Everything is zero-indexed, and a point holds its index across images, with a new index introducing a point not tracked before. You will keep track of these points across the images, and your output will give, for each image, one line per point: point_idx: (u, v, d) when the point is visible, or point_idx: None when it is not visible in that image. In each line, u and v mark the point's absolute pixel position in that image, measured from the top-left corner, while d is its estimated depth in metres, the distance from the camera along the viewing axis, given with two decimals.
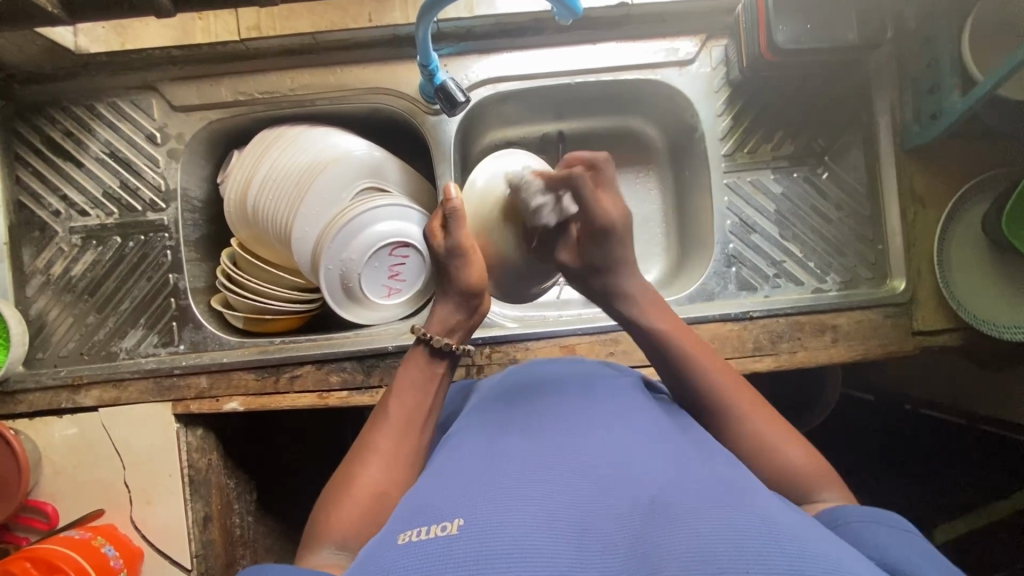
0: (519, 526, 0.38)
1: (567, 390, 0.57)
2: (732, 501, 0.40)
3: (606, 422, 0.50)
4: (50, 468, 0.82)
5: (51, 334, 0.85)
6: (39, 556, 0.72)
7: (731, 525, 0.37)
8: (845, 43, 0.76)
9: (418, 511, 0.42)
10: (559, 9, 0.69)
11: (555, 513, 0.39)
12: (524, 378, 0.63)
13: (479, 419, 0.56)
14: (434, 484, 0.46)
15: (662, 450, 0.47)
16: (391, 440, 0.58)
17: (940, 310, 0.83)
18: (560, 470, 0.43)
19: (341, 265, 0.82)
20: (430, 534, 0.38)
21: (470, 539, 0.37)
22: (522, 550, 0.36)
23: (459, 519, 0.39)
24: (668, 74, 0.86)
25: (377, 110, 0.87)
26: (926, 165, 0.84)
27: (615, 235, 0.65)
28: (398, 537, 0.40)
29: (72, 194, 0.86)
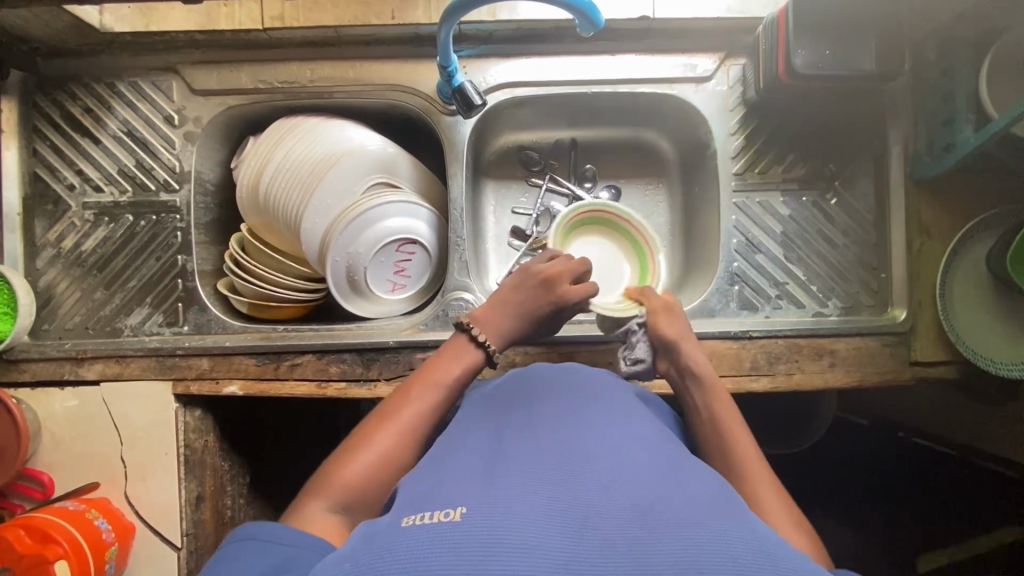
0: (520, 516, 0.39)
1: (575, 393, 0.58)
2: (726, 514, 0.41)
3: (609, 426, 0.52)
4: (50, 438, 0.83)
5: (59, 306, 0.86)
6: (33, 524, 0.73)
7: (725, 534, 0.38)
8: (865, 72, 0.76)
9: (425, 498, 0.44)
10: (581, 20, 0.69)
11: (555, 506, 0.41)
12: (532, 376, 0.64)
13: (486, 414, 0.58)
14: (440, 474, 0.48)
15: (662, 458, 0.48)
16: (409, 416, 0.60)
17: (938, 342, 0.84)
18: (562, 467, 0.45)
19: (348, 257, 0.83)
20: (434, 519, 0.40)
21: (471, 523, 0.39)
22: (523, 536, 0.38)
23: (462, 507, 0.40)
24: (685, 90, 0.86)
25: (394, 106, 0.88)
26: (935, 198, 0.84)
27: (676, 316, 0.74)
28: (402, 521, 0.41)
29: (88, 169, 0.86)
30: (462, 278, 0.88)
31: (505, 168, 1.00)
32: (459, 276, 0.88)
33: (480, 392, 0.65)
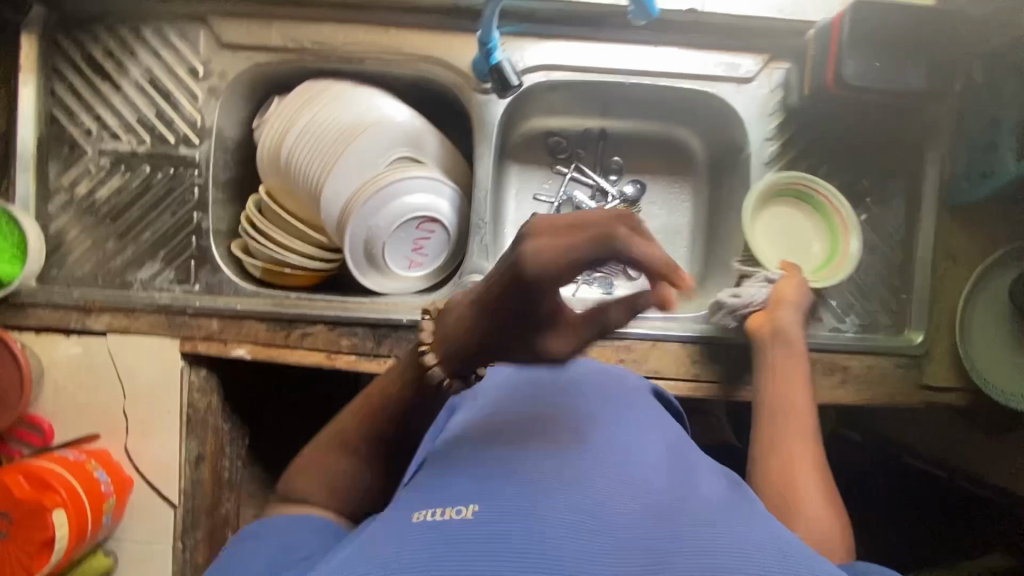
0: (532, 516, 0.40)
1: (585, 386, 0.59)
2: (728, 525, 0.42)
3: (618, 424, 0.52)
4: (52, 385, 0.82)
5: (68, 253, 0.84)
6: (32, 472, 0.72)
7: (736, 548, 0.40)
8: (913, 89, 0.74)
9: (436, 490, 0.45)
10: (636, 8, 0.68)
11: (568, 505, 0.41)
12: None
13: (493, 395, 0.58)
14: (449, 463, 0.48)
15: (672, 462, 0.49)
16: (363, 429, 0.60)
17: (951, 366, 0.84)
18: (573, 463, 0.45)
19: (368, 230, 0.82)
20: (446, 516, 0.41)
21: (484, 524, 0.39)
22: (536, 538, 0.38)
23: (474, 506, 0.41)
24: (725, 89, 0.84)
25: (425, 78, 0.85)
26: (963, 224, 0.84)
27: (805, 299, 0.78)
28: (413, 515, 0.42)
29: (106, 115, 0.84)
30: (480, 261, 0.86)
31: (531, 152, 0.98)
32: (478, 259, 0.87)
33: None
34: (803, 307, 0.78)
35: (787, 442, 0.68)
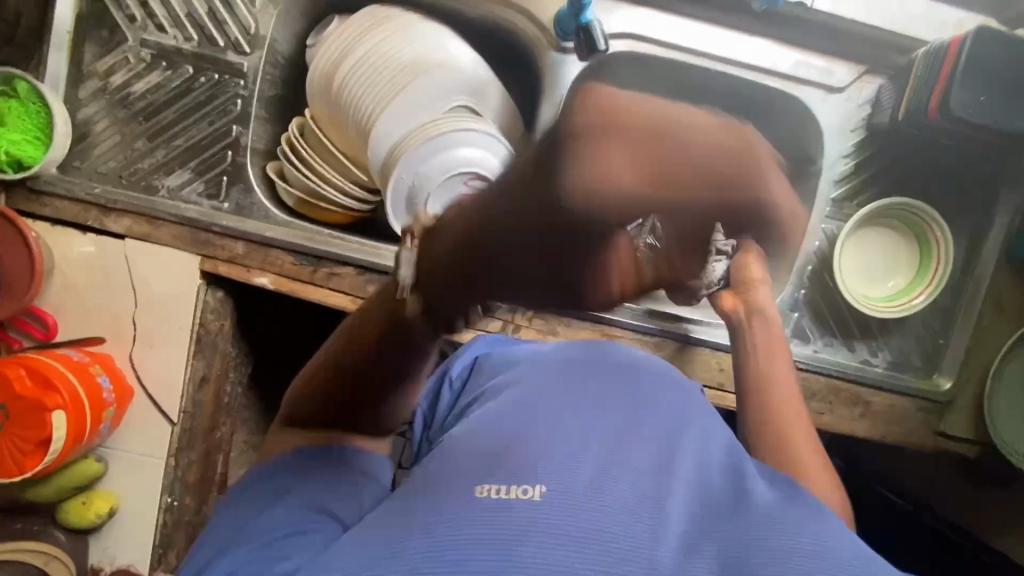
0: (600, 501, 0.42)
1: (639, 381, 0.59)
2: (789, 521, 0.43)
3: (668, 425, 0.54)
4: (62, 280, 0.78)
5: (94, 146, 0.79)
6: (33, 367, 0.69)
7: (824, 547, 0.41)
8: (1012, 131, 0.70)
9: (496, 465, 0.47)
10: None
11: (635, 500, 0.43)
12: (590, 351, 0.64)
13: (544, 380, 0.59)
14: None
15: (722, 467, 0.51)
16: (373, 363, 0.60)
17: (971, 420, 0.84)
18: (633, 461, 0.47)
19: (414, 178, 0.77)
20: (513, 496, 0.43)
21: (555, 509, 0.42)
22: (603, 527, 0.41)
23: (542, 487, 0.43)
24: (812, 94, 0.79)
25: (501, 26, 0.80)
26: (1019, 280, 0.82)
27: (756, 286, 0.76)
28: (476, 490, 0.44)
29: (154, 3, 0.78)
30: None
31: None
32: None
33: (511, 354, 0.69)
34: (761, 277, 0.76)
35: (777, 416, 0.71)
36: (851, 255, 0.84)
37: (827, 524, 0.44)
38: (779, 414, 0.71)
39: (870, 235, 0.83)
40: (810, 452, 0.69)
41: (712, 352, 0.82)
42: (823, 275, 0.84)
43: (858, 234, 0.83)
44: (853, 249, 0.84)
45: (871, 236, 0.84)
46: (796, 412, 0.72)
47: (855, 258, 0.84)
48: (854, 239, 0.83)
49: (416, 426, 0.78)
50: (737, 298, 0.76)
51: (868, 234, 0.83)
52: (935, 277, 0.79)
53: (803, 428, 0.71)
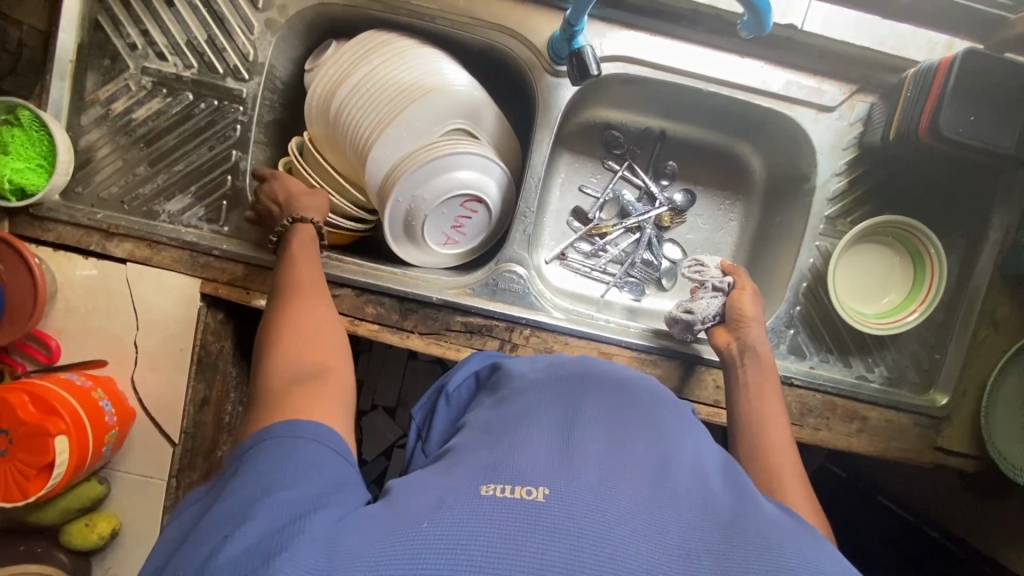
0: (605, 504, 0.40)
1: (639, 395, 0.58)
2: (792, 540, 0.43)
3: (670, 434, 0.52)
4: (64, 305, 0.79)
5: (96, 172, 0.80)
6: (36, 393, 0.70)
7: (814, 565, 0.40)
8: (1002, 151, 0.70)
9: (497, 464, 0.44)
10: (749, 18, 0.59)
11: (638, 505, 0.41)
12: (587, 366, 0.63)
13: (540, 390, 0.58)
14: (504, 441, 0.48)
15: (724, 478, 0.50)
16: (306, 305, 0.63)
17: (969, 434, 0.84)
18: (634, 465, 0.45)
19: (411, 200, 0.78)
20: (516, 495, 0.41)
21: (558, 508, 0.39)
22: (608, 529, 0.39)
23: (545, 488, 0.41)
24: (804, 114, 0.80)
25: (495, 49, 0.81)
26: (1013, 294, 0.83)
27: (748, 323, 0.76)
28: (478, 487, 0.42)
29: (154, 32, 0.79)
30: (519, 250, 0.84)
31: (585, 142, 0.94)
32: (517, 248, 0.84)
33: (505, 369, 0.67)
34: (758, 300, 0.78)
35: (765, 433, 0.65)
36: (843, 275, 0.84)
37: (822, 544, 0.45)
38: (772, 454, 0.63)
39: (860, 254, 0.84)
40: (801, 488, 0.59)
41: (707, 368, 0.83)
42: (815, 295, 0.84)
43: (850, 251, 0.84)
44: (845, 270, 0.84)
45: (863, 255, 0.84)
46: (786, 452, 0.63)
47: (847, 278, 0.84)
48: (847, 259, 0.84)
49: (408, 441, 0.71)
50: (730, 334, 0.77)
51: (859, 253, 0.84)
52: (927, 294, 0.80)
53: (792, 467, 0.61)
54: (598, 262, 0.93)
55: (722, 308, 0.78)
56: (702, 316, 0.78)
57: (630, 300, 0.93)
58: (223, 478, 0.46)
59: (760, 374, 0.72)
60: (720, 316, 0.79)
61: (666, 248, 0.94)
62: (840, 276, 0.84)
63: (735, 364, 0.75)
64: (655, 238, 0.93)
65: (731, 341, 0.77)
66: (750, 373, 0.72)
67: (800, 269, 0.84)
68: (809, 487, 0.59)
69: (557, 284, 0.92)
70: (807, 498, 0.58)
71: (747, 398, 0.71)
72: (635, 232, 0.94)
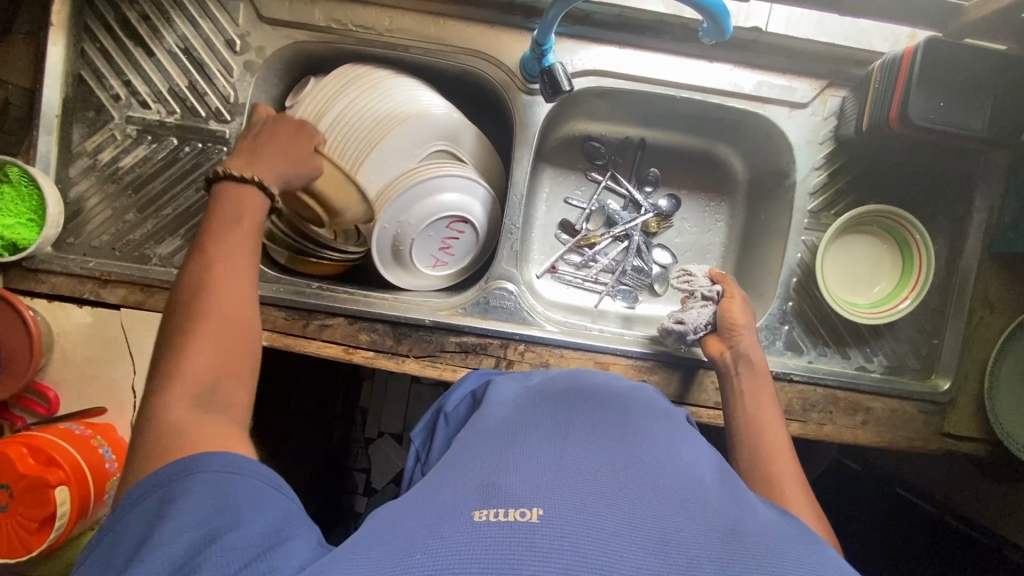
0: (602, 521, 0.40)
1: (631, 407, 0.58)
2: (793, 546, 0.42)
3: (665, 442, 0.52)
4: (61, 355, 0.80)
5: (86, 221, 0.81)
6: (36, 445, 0.70)
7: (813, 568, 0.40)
8: (975, 134, 0.71)
9: (490, 488, 0.44)
10: (708, 24, 0.60)
11: (634, 519, 0.41)
12: (581, 383, 0.63)
13: (533, 410, 0.57)
14: (497, 465, 0.47)
15: (722, 484, 0.49)
16: (212, 300, 0.54)
17: (975, 418, 0.83)
18: (627, 480, 0.44)
19: (397, 226, 0.79)
20: (509, 518, 0.40)
21: (552, 529, 0.39)
22: (603, 543, 0.38)
23: (538, 508, 0.41)
24: (777, 113, 0.82)
25: (470, 73, 0.83)
26: (1003, 274, 0.83)
27: (742, 331, 0.76)
28: (472, 513, 0.41)
29: (136, 82, 0.81)
30: (508, 267, 0.84)
31: (567, 156, 0.95)
32: (506, 265, 0.85)
33: (498, 387, 0.67)
34: (749, 307, 0.79)
35: (764, 440, 0.65)
36: (833, 270, 0.85)
37: (824, 547, 0.44)
38: (772, 461, 0.62)
39: (848, 246, 0.85)
40: (801, 497, 0.58)
41: (706, 370, 0.83)
42: (807, 289, 0.84)
43: (837, 244, 0.84)
44: (834, 263, 0.85)
45: (851, 247, 0.85)
46: (784, 458, 0.63)
47: (837, 270, 0.85)
48: (834, 252, 0.85)
49: (408, 464, 0.71)
50: (723, 343, 0.77)
51: (847, 245, 0.85)
52: (917, 281, 0.80)
53: (791, 473, 0.61)
54: (589, 272, 0.93)
55: (714, 317, 0.78)
56: (695, 325, 0.78)
57: (624, 308, 0.93)
58: (139, 511, 0.42)
59: (755, 383, 0.71)
60: (713, 327, 0.78)
61: (656, 254, 0.95)
62: (829, 269, 0.84)
63: (729, 373, 0.74)
64: (643, 244, 0.94)
65: (724, 350, 0.76)
66: (745, 381, 0.72)
67: (789, 265, 0.84)
68: (809, 494, 0.59)
69: (549, 298, 0.92)
70: (808, 507, 0.58)
71: (744, 408, 0.70)
72: (623, 240, 0.94)
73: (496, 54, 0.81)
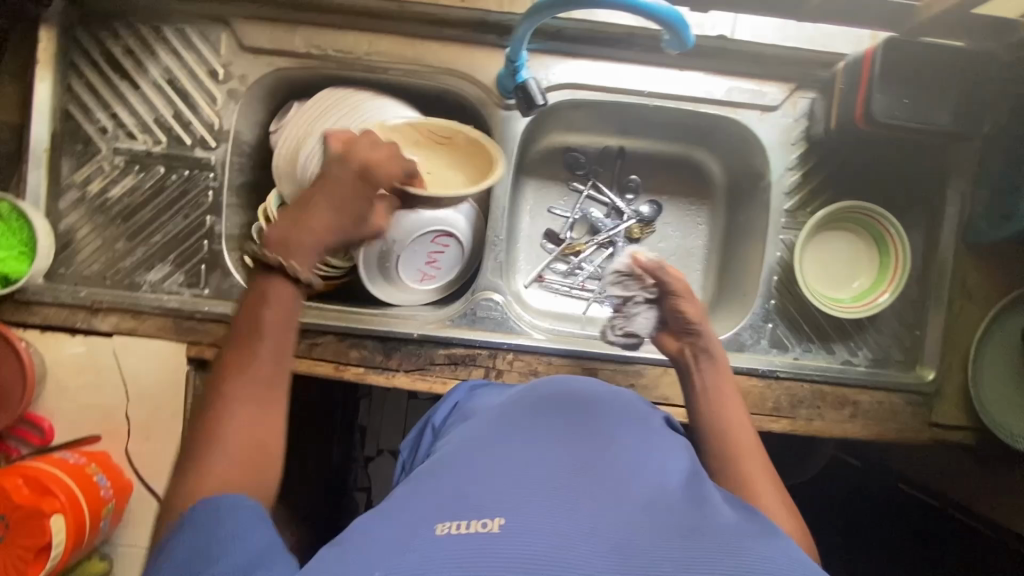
0: (561, 530, 0.41)
1: (603, 410, 0.59)
2: (753, 540, 0.44)
3: (631, 446, 0.53)
4: (55, 385, 0.81)
5: (77, 252, 0.82)
6: (31, 475, 0.70)
7: (771, 560, 0.41)
8: (939, 128, 0.73)
9: (454, 500, 0.44)
10: (670, 36, 0.63)
11: (594, 525, 0.42)
12: (555, 388, 0.63)
13: (503, 417, 0.58)
14: (464, 475, 0.48)
15: (689, 484, 0.50)
16: (246, 386, 0.57)
17: (961, 407, 0.84)
18: (589, 485, 0.45)
19: (383, 243, 0.81)
20: (472, 529, 0.41)
21: (512, 539, 0.40)
22: (560, 551, 0.39)
23: (500, 518, 0.41)
24: (749, 117, 0.84)
25: (448, 91, 0.85)
26: (980, 264, 0.84)
27: (698, 330, 0.73)
28: (435, 526, 0.42)
29: (122, 114, 0.83)
30: (493, 278, 0.86)
31: (548, 167, 0.97)
32: (491, 276, 0.86)
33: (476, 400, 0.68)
34: (692, 297, 0.73)
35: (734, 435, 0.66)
36: (811, 267, 0.86)
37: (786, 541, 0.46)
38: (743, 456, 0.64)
39: (825, 242, 0.87)
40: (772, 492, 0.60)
41: None
42: (789, 287, 0.85)
43: (814, 241, 0.86)
44: (812, 260, 0.86)
45: (829, 243, 0.86)
46: (752, 452, 0.64)
47: (817, 268, 0.86)
48: (812, 250, 0.87)
49: (396, 474, 0.72)
50: (677, 339, 0.74)
51: (824, 242, 0.86)
52: (894, 274, 0.81)
53: (760, 468, 0.63)
54: (576, 280, 0.95)
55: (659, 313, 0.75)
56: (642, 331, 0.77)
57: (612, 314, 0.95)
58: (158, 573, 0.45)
59: (717, 377, 0.71)
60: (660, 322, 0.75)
61: None
62: (808, 266, 0.86)
63: (689, 368, 0.73)
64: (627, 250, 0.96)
65: (681, 346, 0.74)
66: (707, 378, 0.71)
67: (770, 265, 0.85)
68: (778, 489, 0.61)
69: (536, 307, 0.94)
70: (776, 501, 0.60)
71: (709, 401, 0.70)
72: (607, 247, 0.96)
73: (472, 73, 0.83)
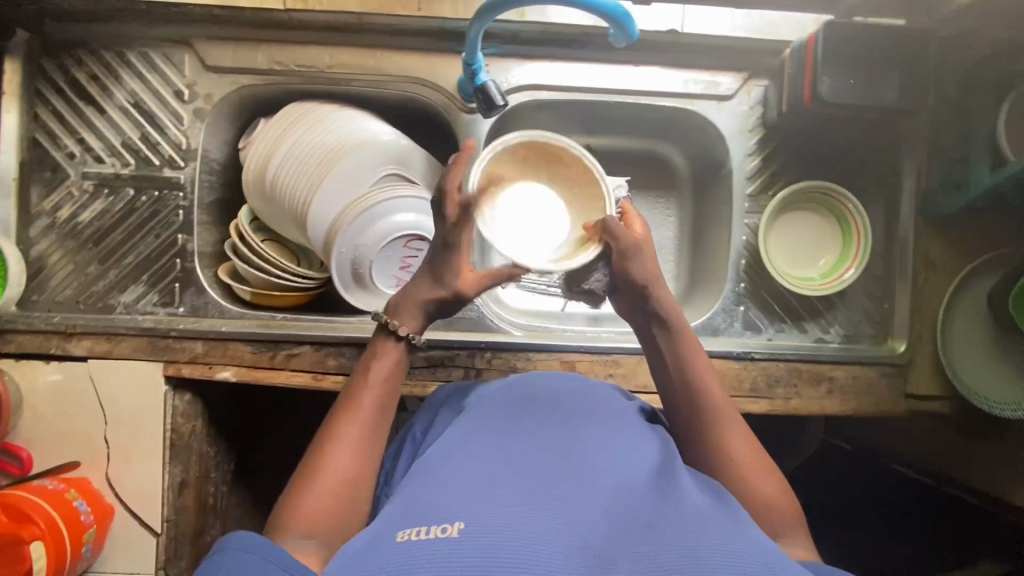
0: (521, 532, 0.41)
1: (572, 406, 0.60)
2: (712, 527, 0.45)
3: (596, 442, 0.53)
4: (30, 413, 0.80)
5: (50, 277, 0.83)
6: (8, 503, 0.70)
7: (727, 548, 0.42)
8: (886, 105, 0.76)
9: (415, 509, 0.45)
10: (616, 29, 0.65)
11: (553, 523, 0.42)
12: (525, 391, 0.63)
13: (470, 421, 0.58)
14: (428, 482, 0.48)
15: (653, 477, 0.51)
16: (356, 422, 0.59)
17: (936, 377, 0.85)
18: (551, 485, 0.46)
19: (354, 250, 0.81)
20: (432, 535, 0.41)
21: (471, 543, 0.40)
22: (519, 552, 0.40)
23: (460, 523, 0.42)
24: (706, 107, 0.86)
25: (412, 99, 0.87)
26: (941, 235, 0.86)
27: (649, 290, 0.68)
28: (396, 535, 0.42)
29: (90, 139, 0.84)
30: None
31: None
32: None
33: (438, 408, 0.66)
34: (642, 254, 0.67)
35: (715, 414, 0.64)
36: (777, 249, 0.88)
37: (745, 527, 0.47)
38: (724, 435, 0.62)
39: (790, 225, 0.88)
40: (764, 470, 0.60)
41: None
42: (759, 270, 0.87)
43: (779, 224, 0.88)
44: (778, 242, 0.88)
45: (794, 225, 0.88)
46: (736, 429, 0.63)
47: (785, 249, 0.88)
48: (778, 233, 0.89)
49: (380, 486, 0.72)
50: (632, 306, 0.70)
51: (789, 224, 0.88)
52: (858, 250, 0.83)
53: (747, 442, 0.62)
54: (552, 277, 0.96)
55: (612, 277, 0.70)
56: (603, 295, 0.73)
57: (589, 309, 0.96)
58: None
59: (681, 345, 0.67)
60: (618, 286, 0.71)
61: None
62: (774, 249, 0.88)
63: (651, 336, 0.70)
64: None
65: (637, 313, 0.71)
66: (669, 347, 0.68)
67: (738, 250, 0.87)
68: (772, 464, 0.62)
69: (514, 306, 0.94)
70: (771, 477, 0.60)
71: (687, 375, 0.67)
72: None
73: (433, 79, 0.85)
